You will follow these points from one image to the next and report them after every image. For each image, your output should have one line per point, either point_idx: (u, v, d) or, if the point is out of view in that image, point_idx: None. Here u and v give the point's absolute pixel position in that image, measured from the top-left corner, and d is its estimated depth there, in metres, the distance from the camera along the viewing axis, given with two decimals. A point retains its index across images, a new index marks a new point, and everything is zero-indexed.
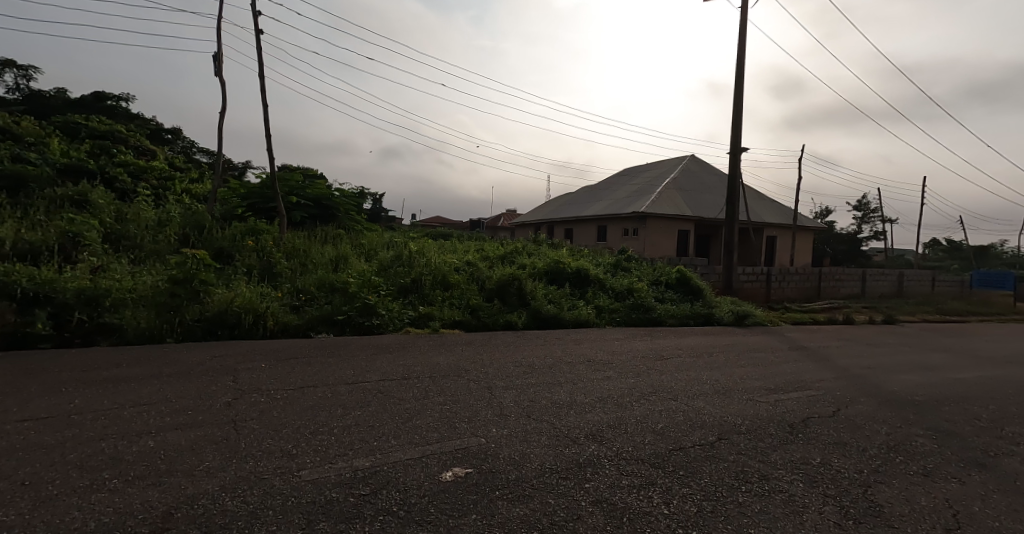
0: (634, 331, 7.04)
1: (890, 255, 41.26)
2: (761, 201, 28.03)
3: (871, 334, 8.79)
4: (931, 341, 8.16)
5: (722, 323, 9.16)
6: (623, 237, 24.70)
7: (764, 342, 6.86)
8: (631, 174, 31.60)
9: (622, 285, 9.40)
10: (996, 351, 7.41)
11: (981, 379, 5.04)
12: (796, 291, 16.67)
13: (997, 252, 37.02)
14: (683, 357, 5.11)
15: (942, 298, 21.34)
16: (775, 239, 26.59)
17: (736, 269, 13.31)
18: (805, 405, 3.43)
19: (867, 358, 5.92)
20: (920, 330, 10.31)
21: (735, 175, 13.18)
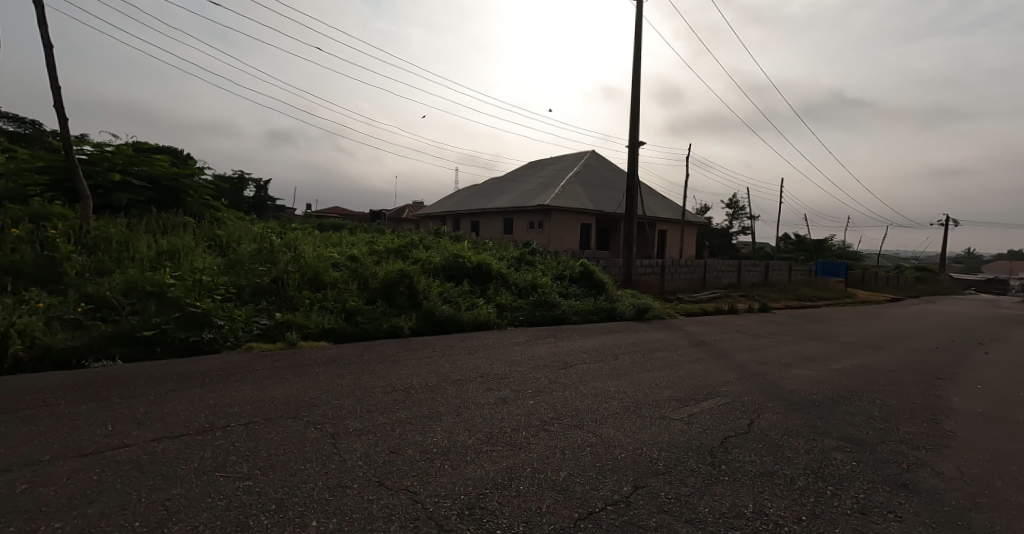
0: (538, 331, 6.51)
1: (755, 248, 47.09)
2: (654, 197, 29.90)
3: (752, 324, 9.36)
4: (801, 329, 8.88)
5: (624, 317, 9.12)
6: (529, 230, 24.62)
7: (664, 338, 6.77)
8: (536, 167, 31.74)
9: (526, 281, 8.87)
10: (851, 336, 8.23)
11: (854, 369, 5.30)
12: (685, 282, 17.83)
13: (832, 246, 44.12)
14: (587, 362, 4.65)
15: (797, 286, 24.54)
16: (666, 233, 28.57)
17: (634, 262, 13.64)
18: (719, 421, 3.05)
19: (757, 351, 6.04)
20: (788, 317, 11.36)
21: (633, 170, 13.43)
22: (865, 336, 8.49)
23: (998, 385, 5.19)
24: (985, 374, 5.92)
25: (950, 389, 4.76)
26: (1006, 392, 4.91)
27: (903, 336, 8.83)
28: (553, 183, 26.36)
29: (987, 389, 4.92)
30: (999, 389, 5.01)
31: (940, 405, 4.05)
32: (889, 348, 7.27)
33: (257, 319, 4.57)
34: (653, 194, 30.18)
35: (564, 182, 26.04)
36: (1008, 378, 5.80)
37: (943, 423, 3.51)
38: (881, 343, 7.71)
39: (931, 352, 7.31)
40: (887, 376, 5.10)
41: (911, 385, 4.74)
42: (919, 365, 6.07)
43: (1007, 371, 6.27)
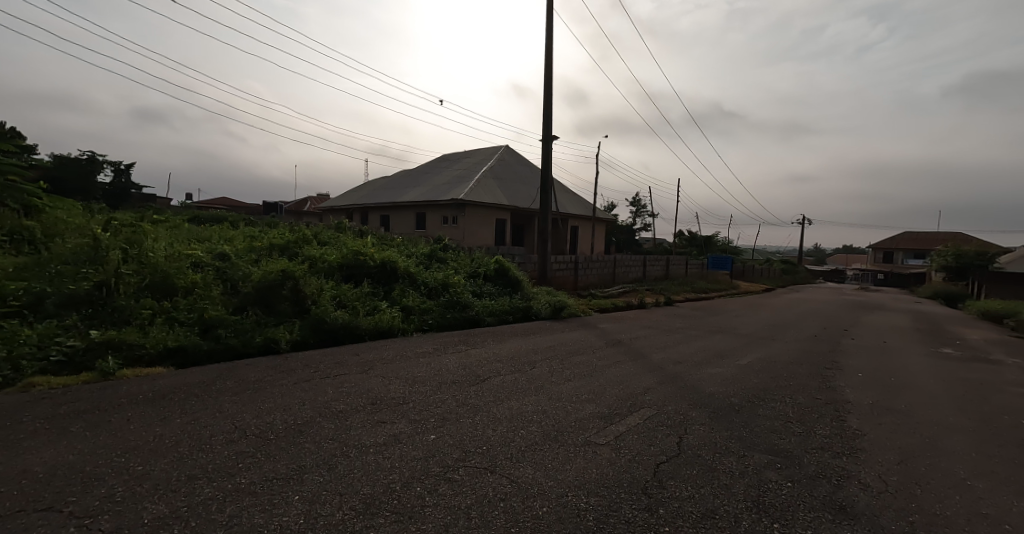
0: (449, 336, 5.88)
1: (656, 243, 50.71)
2: (566, 194, 30.59)
3: (661, 319, 9.63)
4: (704, 322, 9.29)
5: (540, 317, 8.82)
6: (443, 225, 23.74)
7: (581, 339, 6.54)
8: (449, 160, 30.79)
9: (436, 280, 8.16)
10: (747, 328, 8.75)
11: (758, 363, 5.47)
12: (596, 277, 18.29)
13: (719, 242, 49.00)
14: (503, 373, 4.15)
15: (693, 279, 26.63)
16: (577, 229, 29.41)
17: (548, 258, 13.53)
18: (648, 444, 2.72)
19: (670, 349, 6.03)
20: (691, 311, 12.01)
21: (547, 165, 13.28)
22: (757, 327, 9.11)
23: (874, 372, 5.66)
24: (860, 360, 6.50)
25: (841, 379, 5.06)
26: (883, 378, 5.35)
27: (787, 326, 9.64)
28: (468, 177, 25.71)
29: (868, 377, 5.32)
30: (876, 375, 5.46)
31: (840, 398, 4.19)
32: (779, 339, 7.79)
33: (60, 340, 3.38)
34: (566, 191, 30.87)
35: (479, 176, 25.51)
36: (877, 363, 6.44)
37: (849, 419, 3.57)
38: (773, 334, 8.28)
39: (813, 340, 7.98)
40: (787, 369, 5.30)
41: (810, 378, 4.94)
42: (808, 354, 6.50)
43: (875, 356, 6.99)
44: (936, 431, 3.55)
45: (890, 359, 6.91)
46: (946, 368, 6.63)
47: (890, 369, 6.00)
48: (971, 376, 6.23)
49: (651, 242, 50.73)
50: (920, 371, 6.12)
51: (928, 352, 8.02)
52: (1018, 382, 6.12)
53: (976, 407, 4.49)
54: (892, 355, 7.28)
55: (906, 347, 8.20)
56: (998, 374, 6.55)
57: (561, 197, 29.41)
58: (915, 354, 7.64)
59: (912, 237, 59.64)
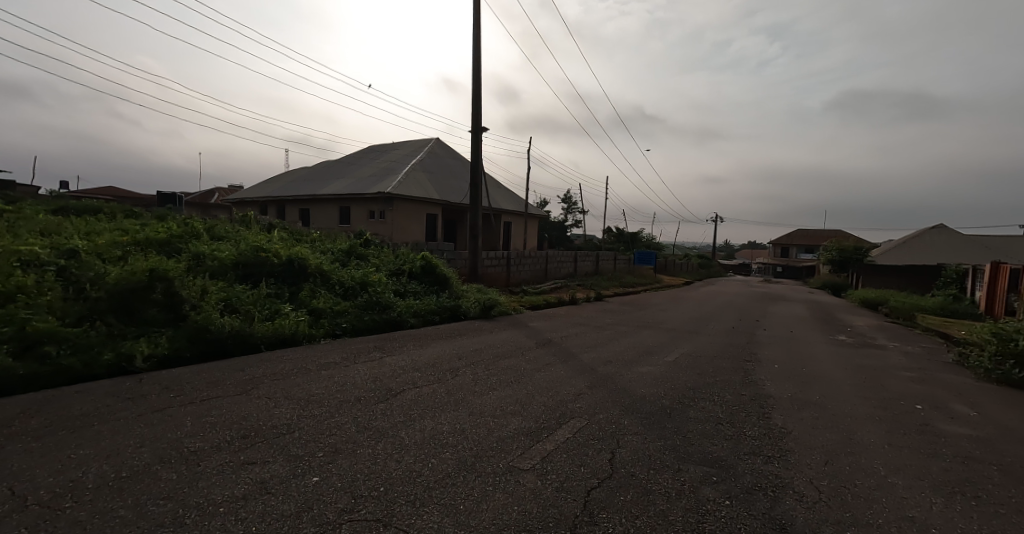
0: (365, 342, 5.28)
1: (585, 239, 52.19)
2: (499, 190, 30.34)
3: (592, 315, 9.63)
4: (632, 317, 9.42)
5: (470, 317, 8.40)
6: (369, 220, 22.47)
7: (510, 339, 6.23)
8: (376, 151, 29.26)
9: (354, 279, 7.44)
10: (672, 322, 8.98)
11: (685, 360, 5.48)
12: (529, 273, 18.21)
13: (644, 238, 51.51)
14: (422, 386, 3.70)
15: (621, 274, 27.60)
16: (510, 225, 29.31)
17: (480, 255, 13.14)
18: (578, 466, 2.41)
19: (601, 348, 5.91)
20: (619, 306, 12.23)
21: (477, 158, 12.83)
22: (680, 320, 9.41)
23: (789, 363, 5.91)
24: (774, 350, 6.82)
25: (761, 372, 5.18)
26: (796, 368, 5.58)
27: (707, 318, 10.07)
28: (396, 169, 24.54)
29: (784, 368, 5.52)
30: (790, 366, 5.69)
31: (763, 393, 4.22)
32: (702, 331, 8.05)
33: None
34: (498, 186, 30.62)
35: (408, 169, 24.46)
36: (788, 353, 6.78)
37: (775, 417, 3.55)
38: (695, 327, 8.55)
39: (731, 332, 8.34)
40: (711, 364, 5.36)
41: (734, 373, 5.00)
42: (728, 347, 6.71)
43: (786, 346, 7.40)
44: (850, 423, 3.63)
45: (799, 348, 7.34)
46: (845, 354, 7.16)
47: (801, 359, 6.32)
48: (867, 361, 6.77)
49: (582, 238, 52.20)
50: (825, 359, 6.52)
51: (829, 339, 8.70)
52: (904, 364, 6.73)
53: (878, 393, 4.75)
54: (800, 344, 7.76)
55: (811, 336, 8.83)
56: (888, 358, 7.19)
57: (494, 192, 29.10)
58: (819, 342, 8.23)
59: (806, 234, 66.85)
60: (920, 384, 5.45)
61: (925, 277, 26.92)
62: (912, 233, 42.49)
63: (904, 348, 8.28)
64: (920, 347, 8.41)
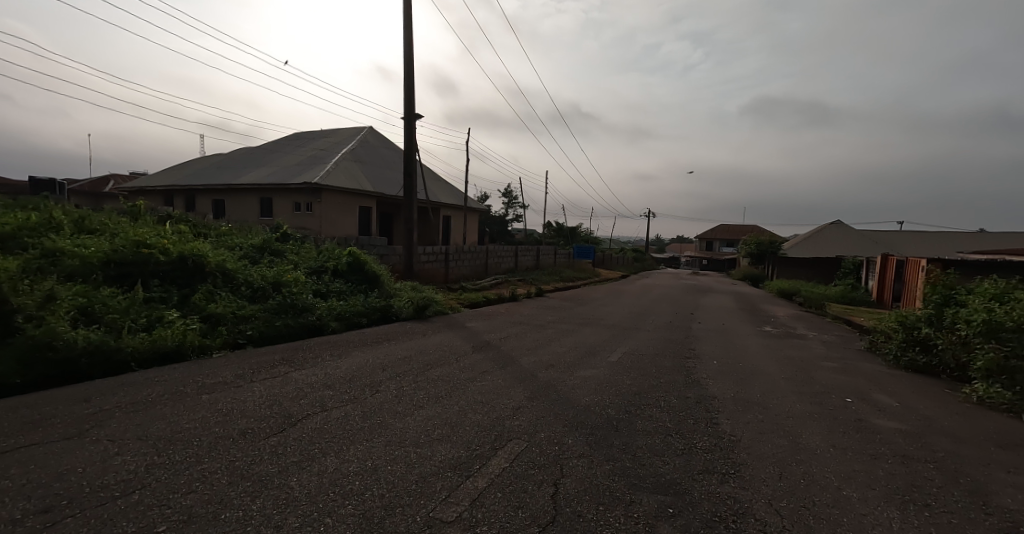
0: (272, 353, 4.54)
1: (526, 234, 52.35)
2: (437, 182, 29.39)
3: (533, 312, 9.34)
4: (573, 314, 9.25)
5: (402, 318, 7.77)
6: (295, 213, 20.76)
7: (445, 343, 5.73)
8: (303, 139, 27.15)
9: (265, 279, 6.56)
10: (611, 318, 8.91)
11: (627, 360, 5.28)
12: (468, 269, 17.69)
13: (582, 233, 52.63)
14: (333, 408, 3.12)
15: (561, 268, 27.85)
16: (450, 219, 28.52)
17: (415, 251, 12.43)
18: (513, 509, 2.00)
19: (541, 350, 5.58)
20: (560, 302, 12.08)
21: (411, 148, 12.06)
22: (619, 316, 9.38)
23: (725, 358, 5.94)
24: (710, 345, 6.89)
25: (700, 370, 5.10)
26: (732, 364, 5.59)
27: (645, 313, 10.15)
28: (324, 158, 22.87)
29: (721, 364, 5.51)
30: (727, 361, 5.70)
31: (706, 395, 4.07)
32: (641, 327, 8.02)
33: None
34: (437, 179, 29.66)
35: (338, 158, 22.89)
36: (724, 347, 6.86)
37: (721, 423, 3.36)
38: (635, 322, 8.52)
39: (669, 326, 8.40)
40: (653, 364, 5.21)
41: (675, 373, 4.86)
42: (667, 343, 6.67)
43: (720, 339, 7.53)
44: (792, 423, 3.55)
45: (732, 341, 7.50)
46: (773, 346, 7.41)
47: (736, 353, 6.40)
48: (793, 352, 7.03)
49: (523, 234, 52.34)
50: (756, 352, 6.66)
51: (756, 330, 9.04)
52: (825, 353, 7.05)
53: (809, 387, 4.82)
54: (732, 337, 7.95)
55: (740, 328, 9.13)
56: (810, 348, 7.53)
57: (432, 185, 28.13)
58: (748, 334, 8.50)
59: (728, 229, 71.84)
60: (843, 374, 5.65)
61: (829, 268, 29.70)
62: (816, 229, 46.94)
63: (821, 337, 8.79)
64: (834, 336, 8.97)
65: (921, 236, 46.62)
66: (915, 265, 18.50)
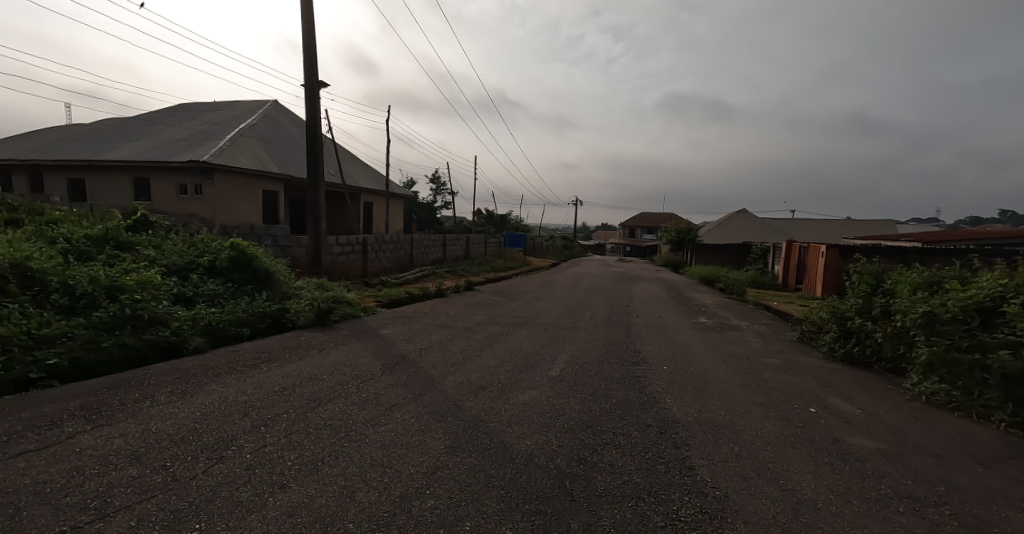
0: (74, 396, 3.14)
1: (456, 222, 50.77)
2: (356, 165, 27.00)
3: (460, 312, 8.35)
4: (505, 312, 8.41)
5: (299, 327, 6.42)
6: (180, 196, 17.79)
7: (347, 361, 4.57)
8: (191, 111, 23.46)
9: (97, 283, 4.92)
10: (546, 315, 8.22)
11: (569, 373, 4.50)
12: (390, 260, 16.21)
13: (513, 221, 52.19)
14: (127, 508, 1.93)
15: (491, 258, 26.96)
16: (371, 205, 26.42)
17: (324, 242, 10.84)
18: None
19: (468, 366, 4.64)
20: (491, 297, 11.20)
21: (315, 121, 10.36)
22: (554, 312, 8.70)
23: (672, 361, 5.40)
24: (652, 343, 6.39)
25: (651, 381, 4.45)
26: (682, 370, 5.03)
27: (581, 307, 9.57)
28: (217, 134, 19.83)
29: (671, 371, 4.93)
30: (675, 366, 5.14)
31: (667, 421, 3.38)
32: (578, 326, 7.37)
33: None
34: (355, 162, 27.27)
35: (235, 134, 19.97)
36: (665, 345, 6.39)
37: (697, 469, 2.64)
38: (571, 320, 7.87)
39: (607, 323, 7.84)
40: (599, 376, 4.48)
41: (626, 388, 4.16)
42: (609, 345, 6.04)
43: (660, 336, 7.09)
44: (771, 455, 2.94)
45: (672, 337, 7.08)
46: (713, 340, 7.09)
47: (680, 352, 5.93)
48: (733, 346, 6.73)
49: (452, 222, 50.64)
50: (699, 349, 6.26)
51: (692, 322, 8.79)
52: (763, 346, 6.84)
53: (766, 393, 4.35)
54: (671, 332, 7.56)
55: (676, 320, 8.85)
56: (746, 340, 7.33)
57: (349, 168, 25.76)
58: (685, 327, 8.20)
59: (649, 217, 75.42)
60: (789, 372, 5.34)
61: (741, 254, 31.76)
62: (728, 217, 50.44)
63: (752, 327, 8.73)
64: (764, 325, 8.98)
65: (812, 223, 51.89)
66: (817, 250, 19.96)
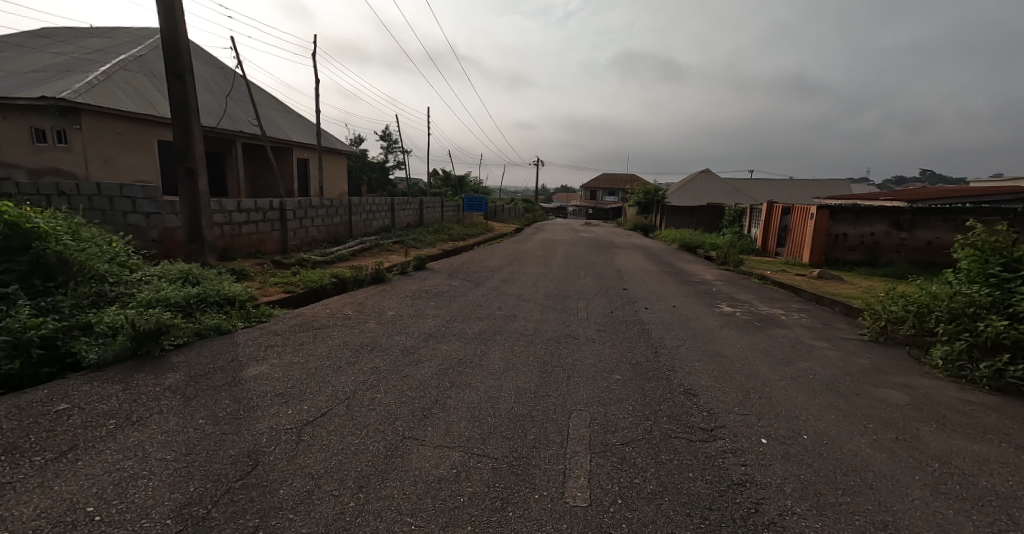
0: None
1: (410, 184, 46.82)
2: (284, 116, 22.82)
3: (399, 313, 5.76)
4: (466, 314, 5.90)
5: (93, 369, 3.51)
6: (36, 145, 13.56)
7: (84, 507, 1.88)
8: (56, 37, 18.30)
9: None
10: (526, 317, 5.79)
11: (608, 506, 2.10)
12: (320, 232, 13.12)
13: (471, 183, 48.80)
14: None
15: (449, 223, 24.07)
16: (305, 163, 22.59)
17: (209, 209, 7.75)
18: None
19: (385, 495, 2.12)
20: (446, 280, 8.63)
21: (174, 28, 7.05)
22: (535, 308, 6.30)
23: (761, 421, 3.08)
24: (699, 370, 4.10)
25: (780, 510, 2.11)
26: (799, 449, 2.72)
27: (568, 297, 7.19)
28: (86, 66, 15.32)
29: (785, 459, 2.59)
30: (779, 439, 2.83)
31: None
32: (576, 337, 4.97)
33: None
34: (284, 112, 23.07)
35: (112, 66, 15.54)
36: (714, 370, 4.11)
37: None
38: (561, 325, 5.45)
39: (611, 327, 5.50)
40: (676, 513, 2.06)
41: None
42: (639, 384, 3.67)
43: (697, 348, 4.83)
44: None
45: (713, 348, 4.84)
46: (770, 350, 4.90)
47: (753, 389, 3.67)
48: (805, 361, 4.55)
49: (405, 184, 46.67)
50: (772, 376, 4.03)
51: (717, 315, 6.61)
52: (845, 358, 4.71)
53: (1011, 519, 2.11)
54: (706, 336, 5.33)
55: (696, 312, 6.67)
56: (810, 344, 5.20)
57: (275, 119, 21.63)
58: (714, 323, 6.02)
59: (611, 178, 73.82)
60: (947, 421, 3.18)
61: (712, 216, 30.37)
62: (691, 177, 49.40)
63: (791, 317, 6.67)
64: (802, 314, 6.96)
65: (772, 184, 51.88)
66: (803, 212, 18.50)
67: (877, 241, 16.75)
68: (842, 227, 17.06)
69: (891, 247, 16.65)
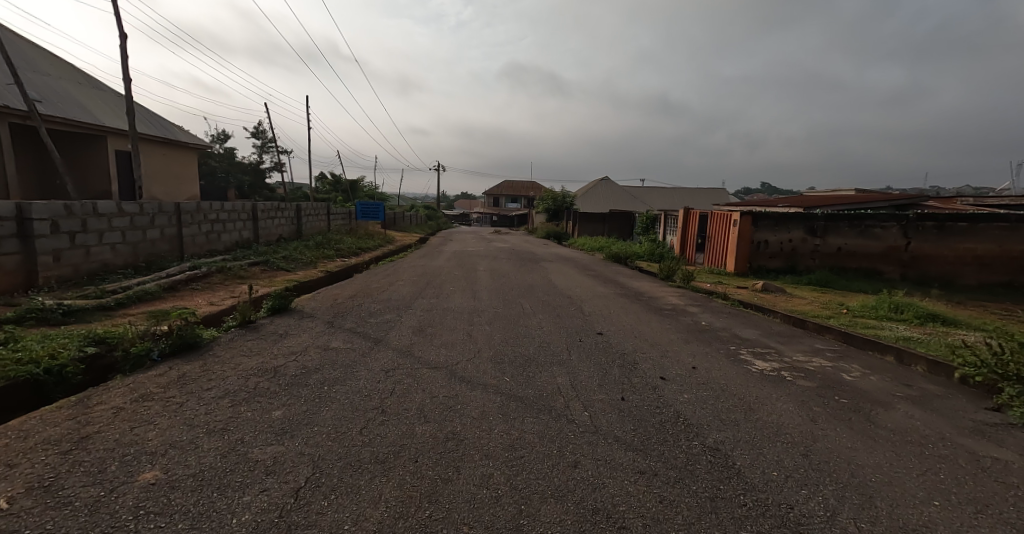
0: None
1: (291, 188, 40.34)
2: (89, 95, 16.76)
3: (169, 486, 2.31)
4: (346, 465, 2.62)
5: None
6: None
7: None
8: None
9: None
10: (482, 461, 2.71)
11: None
12: (116, 257, 8.52)
13: (366, 187, 43.80)
14: None
15: (337, 234, 19.77)
16: (124, 157, 16.75)
17: None
18: None
19: None
20: (317, 341, 5.18)
21: None
22: (491, 421, 3.26)
23: None
24: None
25: None
26: None
27: (533, 374, 4.26)
28: None
29: None
30: None
31: None
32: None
33: None
34: (89, 90, 16.99)
35: None
36: None
37: None
38: (568, 486, 2.48)
39: (659, 463, 2.73)
40: None
41: None
42: None
43: (880, 524, 2.19)
44: None
45: (903, 518, 2.25)
46: (980, 498, 2.43)
47: None
48: None
49: (286, 188, 40.15)
50: None
51: (769, 389, 4.18)
52: None
53: None
54: (837, 464, 2.75)
55: (742, 386, 4.18)
56: (998, 458, 2.86)
57: (71, 96, 15.61)
58: (796, 414, 3.54)
59: (513, 184, 72.94)
60: None
61: (623, 224, 29.83)
62: (593, 184, 49.95)
63: (857, 380, 4.48)
64: (857, 370, 4.83)
65: (665, 191, 54.78)
66: (723, 219, 17.89)
67: (794, 248, 16.39)
68: (763, 233, 16.58)
69: (806, 254, 16.33)
